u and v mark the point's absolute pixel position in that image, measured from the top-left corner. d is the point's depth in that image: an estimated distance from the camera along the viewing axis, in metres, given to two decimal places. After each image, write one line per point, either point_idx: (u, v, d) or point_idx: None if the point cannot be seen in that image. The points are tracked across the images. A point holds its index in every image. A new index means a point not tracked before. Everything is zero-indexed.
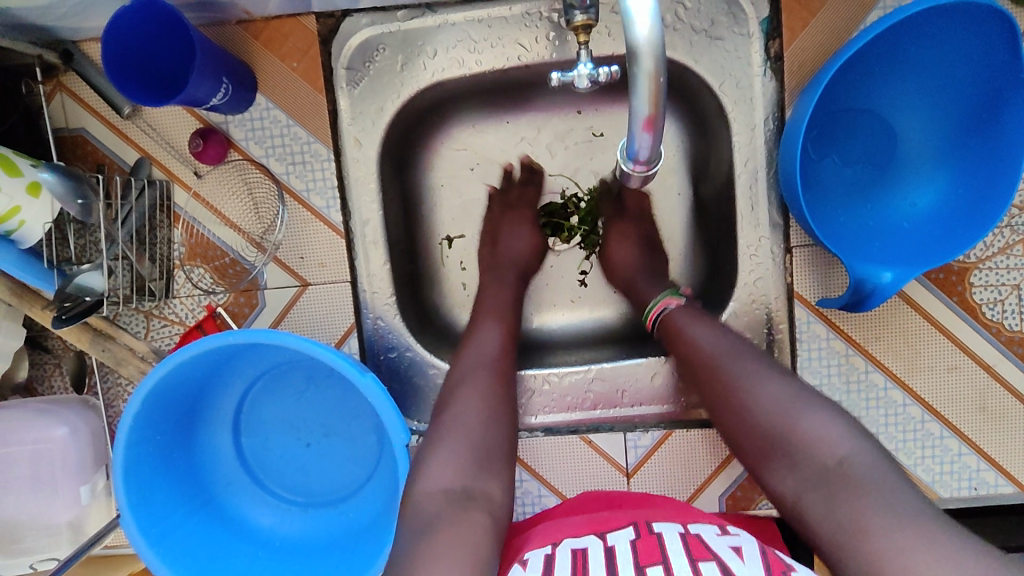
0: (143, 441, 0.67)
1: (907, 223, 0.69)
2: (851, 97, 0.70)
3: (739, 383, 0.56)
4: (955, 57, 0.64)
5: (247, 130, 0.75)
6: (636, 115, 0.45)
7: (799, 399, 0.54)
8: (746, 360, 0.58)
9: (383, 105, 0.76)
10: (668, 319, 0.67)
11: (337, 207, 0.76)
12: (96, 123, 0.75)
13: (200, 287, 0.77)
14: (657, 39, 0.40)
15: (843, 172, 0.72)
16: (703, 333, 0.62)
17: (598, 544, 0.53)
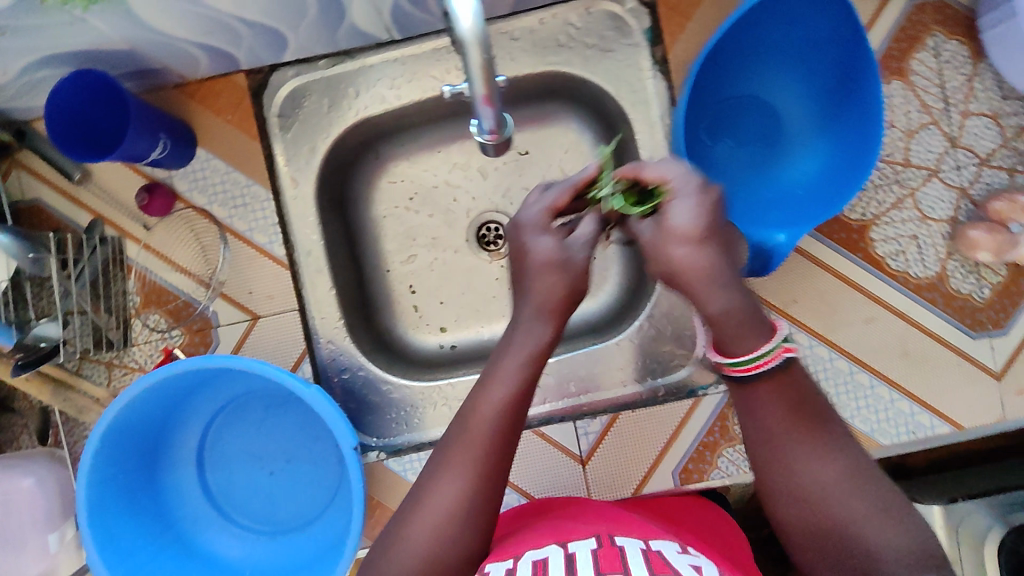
0: (106, 480, 0.70)
1: (799, 190, 0.76)
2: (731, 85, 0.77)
3: (785, 439, 0.50)
4: (811, 37, 0.71)
5: (190, 182, 0.81)
6: (475, 96, 0.53)
7: (832, 462, 0.49)
8: (804, 433, 0.49)
9: (314, 144, 0.82)
10: (759, 386, 0.50)
11: (279, 242, 0.82)
12: (50, 192, 0.81)
13: (156, 332, 0.81)
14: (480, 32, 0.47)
15: (737, 154, 0.79)
16: (791, 392, 0.50)
17: (557, 552, 0.57)
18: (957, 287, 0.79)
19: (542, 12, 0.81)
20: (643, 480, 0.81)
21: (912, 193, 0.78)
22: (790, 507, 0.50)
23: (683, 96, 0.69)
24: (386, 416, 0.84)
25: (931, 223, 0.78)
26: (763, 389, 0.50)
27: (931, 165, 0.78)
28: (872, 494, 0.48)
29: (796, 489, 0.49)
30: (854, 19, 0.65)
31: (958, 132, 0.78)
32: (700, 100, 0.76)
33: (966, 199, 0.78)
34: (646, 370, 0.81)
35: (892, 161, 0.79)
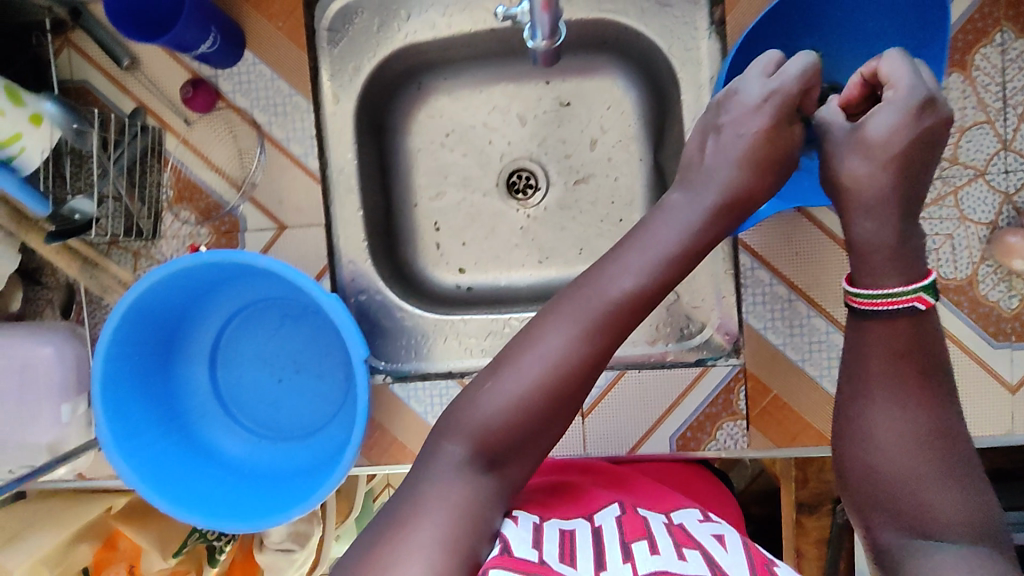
0: (123, 358, 0.72)
1: None
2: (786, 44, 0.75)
3: (882, 406, 0.52)
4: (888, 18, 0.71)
5: (235, 84, 0.82)
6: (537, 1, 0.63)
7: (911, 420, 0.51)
8: (910, 385, 0.52)
9: (360, 64, 0.83)
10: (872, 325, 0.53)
11: (315, 155, 0.83)
12: (98, 76, 0.82)
13: (185, 227, 0.82)
14: None
15: None
16: (885, 345, 0.53)
17: (582, 522, 0.60)
18: (986, 294, 0.77)
19: None
20: (640, 441, 0.82)
21: (955, 191, 0.77)
22: (861, 459, 0.52)
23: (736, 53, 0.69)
24: (396, 341, 0.85)
25: (970, 224, 0.77)
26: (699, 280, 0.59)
27: (979, 165, 0.77)
28: (945, 456, 0.50)
29: (877, 438, 0.52)
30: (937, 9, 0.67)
31: (1011, 135, 0.76)
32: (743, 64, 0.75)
33: (1009, 204, 0.77)
34: (679, 327, 0.82)
35: (940, 156, 0.77)
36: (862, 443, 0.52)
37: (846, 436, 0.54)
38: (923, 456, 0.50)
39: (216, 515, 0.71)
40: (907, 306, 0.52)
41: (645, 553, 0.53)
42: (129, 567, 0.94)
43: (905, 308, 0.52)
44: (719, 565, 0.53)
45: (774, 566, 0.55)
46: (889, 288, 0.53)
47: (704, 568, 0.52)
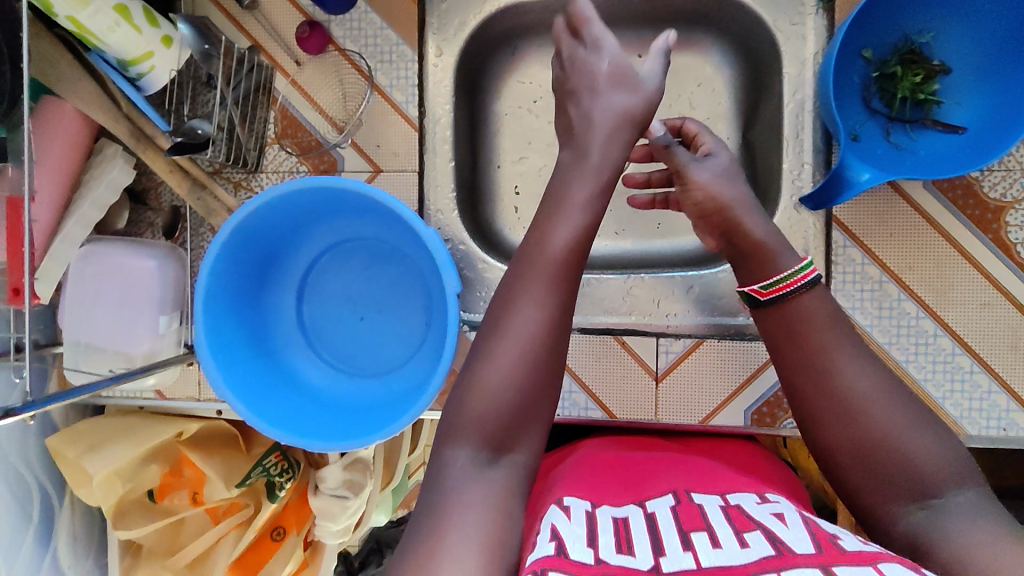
0: (224, 274, 0.75)
1: (924, 149, 0.75)
2: (896, 19, 0.75)
3: (843, 367, 0.55)
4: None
5: (346, 29, 0.85)
6: None
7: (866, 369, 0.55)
8: (850, 342, 0.57)
9: (465, 20, 0.86)
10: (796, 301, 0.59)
11: (414, 103, 0.86)
12: (219, 14, 0.86)
13: (287, 162, 0.86)
14: None
15: (876, 98, 0.77)
16: (822, 314, 0.58)
17: (636, 511, 0.54)
18: None
19: None
20: (716, 410, 0.82)
21: None
22: (841, 424, 0.54)
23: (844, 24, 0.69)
24: (474, 292, 0.87)
25: None
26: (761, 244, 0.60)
27: None
28: (905, 403, 0.54)
29: (843, 401, 0.54)
30: None
31: None
32: (850, 37, 0.75)
33: None
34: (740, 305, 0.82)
35: None
36: (829, 407, 0.55)
37: (821, 405, 0.55)
38: (884, 407, 0.53)
39: (299, 434, 0.73)
40: (808, 280, 0.59)
41: (704, 540, 0.47)
42: (192, 494, 0.95)
43: (802, 286, 0.58)
44: (783, 540, 0.46)
45: (841, 540, 0.47)
46: (782, 273, 0.60)
47: (768, 550, 0.44)
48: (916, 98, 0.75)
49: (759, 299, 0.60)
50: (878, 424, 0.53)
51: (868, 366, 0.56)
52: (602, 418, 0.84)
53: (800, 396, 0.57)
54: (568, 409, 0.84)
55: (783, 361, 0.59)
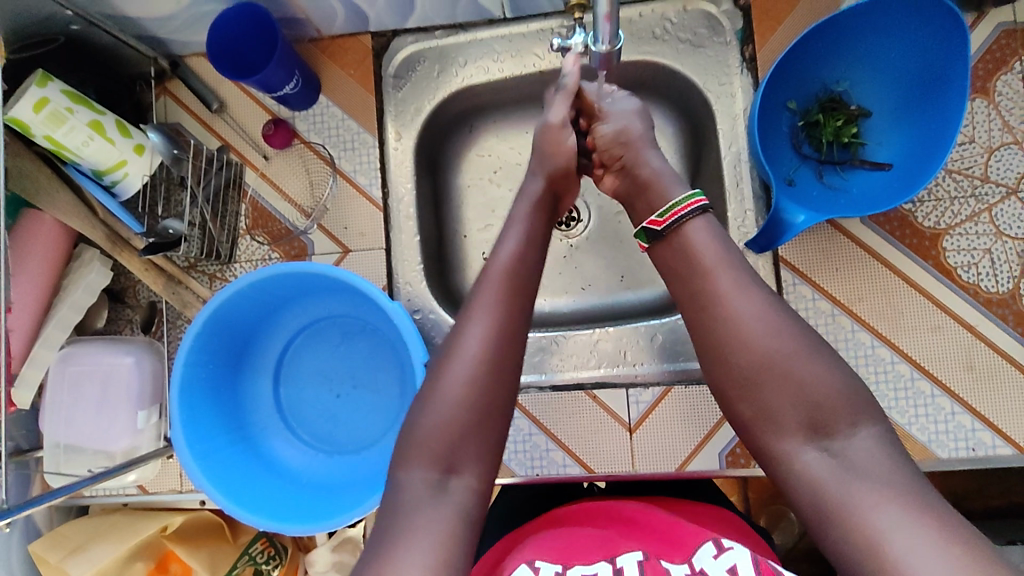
0: (199, 365, 0.77)
1: (856, 187, 0.80)
2: (816, 71, 0.80)
3: (728, 294, 0.56)
4: (914, 42, 0.74)
5: (310, 124, 0.91)
6: (598, 12, 0.55)
7: (768, 323, 0.54)
8: (736, 269, 0.57)
9: (421, 105, 0.91)
10: (683, 232, 0.60)
11: (378, 185, 0.91)
12: (189, 119, 0.92)
13: (259, 251, 0.91)
14: None
15: (806, 144, 0.82)
16: (709, 244, 0.59)
17: (606, 568, 0.49)
18: None
19: (642, 5, 0.86)
20: (690, 456, 0.83)
21: (988, 208, 0.80)
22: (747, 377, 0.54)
23: (763, 80, 0.74)
24: None
25: (1007, 240, 0.80)
26: (675, 248, 0.60)
27: (1010, 183, 0.80)
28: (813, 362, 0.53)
29: (728, 335, 0.54)
30: (959, 26, 0.69)
31: None
32: (776, 89, 0.80)
33: None
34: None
35: (970, 175, 0.81)
36: (715, 334, 0.55)
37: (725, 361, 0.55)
38: (769, 329, 0.54)
39: (278, 517, 0.73)
40: (694, 208, 0.61)
41: None
42: None
43: (690, 212, 0.61)
44: None
45: None
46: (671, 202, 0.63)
47: None
48: (842, 141, 0.80)
49: (657, 229, 0.62)
50: (773, 363, 0.53)
51: (753, 293, 0.55)
52: (581, 474, 0.84)
53: (692, 326, 0.58)
54: (547, 468, 0.85)
55: (675, 292, 0.60)
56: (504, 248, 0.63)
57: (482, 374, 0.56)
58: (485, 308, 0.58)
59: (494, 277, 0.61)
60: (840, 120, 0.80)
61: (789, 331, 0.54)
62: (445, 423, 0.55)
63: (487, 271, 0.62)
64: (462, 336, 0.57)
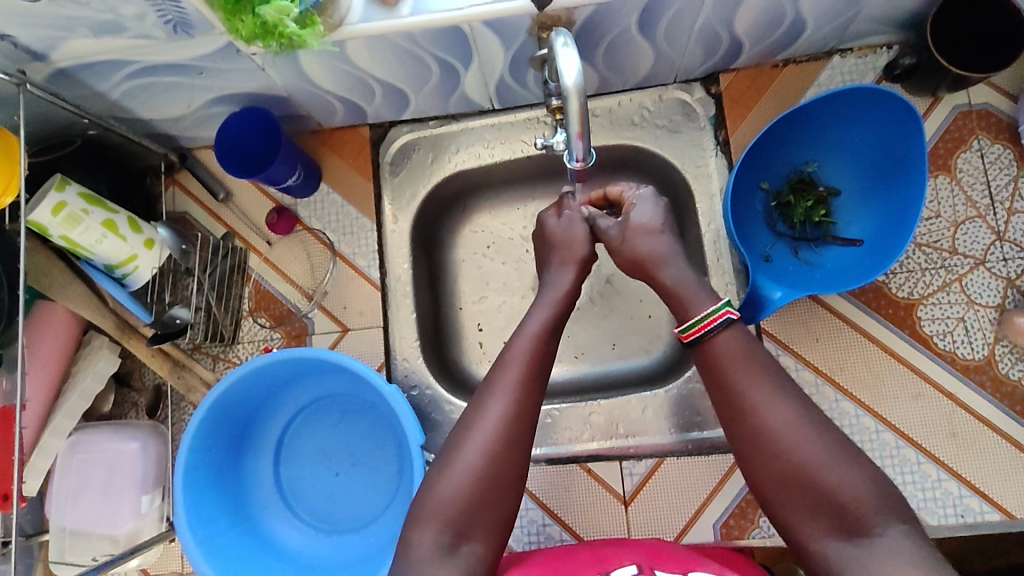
0: (203, 449, 0.79)
1: (830, 263, 0.84)
2: (786, 154, 0.86)
3: (759, 404, 0.57)
4: (875, 128, 0.80)
5: (312, 210, 0.96)
6: (570, 130, 0.60)
7: (800, 424, 0.56)
8: (766, 376, 0.59)
9: (416, 189, 0.97)
10: (708, 344, 0.62)
11: (376, 266, 0.95)
12: (197, 208, 0.97)
13: (261, 332, 0.94)
14: (578, 84, 0.56)
15: (780, 222, 0.86)
16: (735, 354, 0.60)
17: None
18: (1007, 373, 0.82)
19: (621, 95, 0.93)
20: (685, 528, 0.84)
21: (958, 278, 0.84)
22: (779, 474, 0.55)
23: (736, 166, 0.79)
24: (442, 435, 0.91)
25: (978, 307, 0.83)
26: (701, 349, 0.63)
27: (977, 255, 0.84)
28: (847, 460, 0.54)
29: (761, 436, 0.56)
30: (914, 116, 0.74)
31: (1003, 227, 0.84)
32: (750, 171, 0.85)
33: (1012, 288, 0.83)
34: (693, 420, 0.86)
35: (939, 247, 0.85)
36: (749, 440, 0.57)
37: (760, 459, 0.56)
38: (802, 436, 0.55)
39: None
40: (722, 319, 0.62)
41: None
42: None
43: (719, 325, 0.62)
44: None
45: None
46: (696, 316, 0.63)
47: None
48: (813, 220, 0.85)
49: (685, 340, 0.64)
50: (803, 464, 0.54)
51: (781, 394, 0.58)
52: None
53: (725, 425, 0.60)
54: (544, 544, 0.86)
55: (710, 398, 0.62)
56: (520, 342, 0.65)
57: (493, 462, 0.58)
58: (499, 400, 0.60)
59: (513, 361, 0.63)
60: (810, 200, 0.84)
61: (818, 429, 0.55)
62: (449, 497, 0.56)
63: (502, 364, 0.63)
64: (472, 431, 0.59)
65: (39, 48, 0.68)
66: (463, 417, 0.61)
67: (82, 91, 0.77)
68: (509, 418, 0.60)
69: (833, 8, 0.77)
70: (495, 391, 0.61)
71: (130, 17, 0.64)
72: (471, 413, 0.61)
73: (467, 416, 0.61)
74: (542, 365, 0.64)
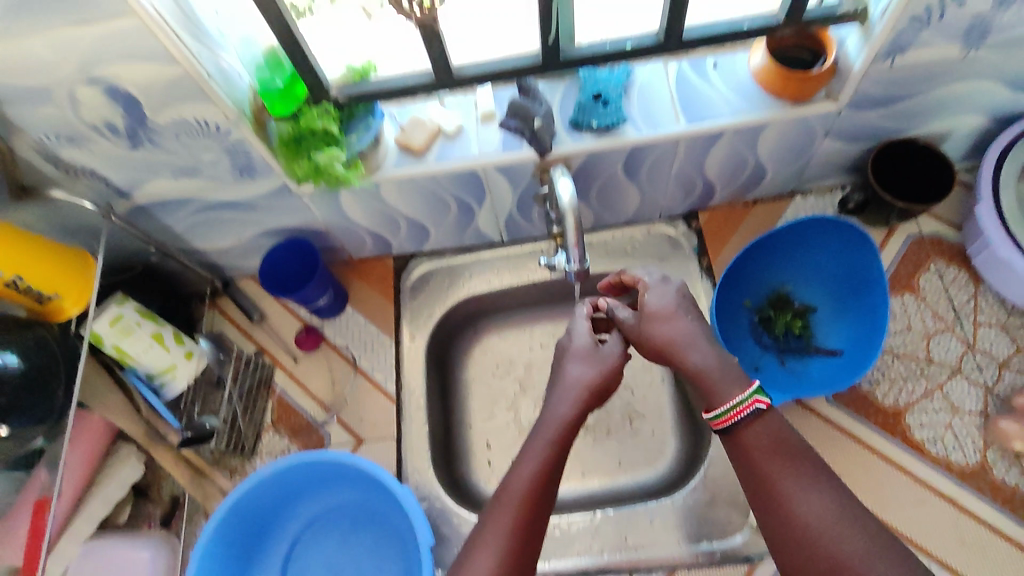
0: (211, 559, 0.80)
1: (815, 371, 0.90)
2: (764, 275, 0.96)
3: (793, 493, 0.57)
4: (835, 252, 0.91)
5: (337, 329, 1.06)
6: (568, 240, 0.71)
7: (841, 520, 0.55)
8: (804, 468, 0.59)
9: (432, 309, 1.05)
10: (742, 437, 0.62)
11: (392, 380, 1.02)
12: (232, 328, 1.07)
13: (280, 444, 0.99)
14: (573, 201, 0.69)
15: (765, 335, 0.94)
16: (773, 446, 0.60)
17: None
18: (1003, 478, 0.84)
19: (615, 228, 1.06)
20: None
21: (939, 385, 0.89)
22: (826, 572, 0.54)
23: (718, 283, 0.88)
24: (451, 548, 0.91)
25: (963, 414, 0.88)
26: (737, 439, 0.62)
27: (953, 364, 0.91)
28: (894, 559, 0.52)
29: (804, 534, 0.55)
30: (866, 240, 0.86)
31: (972, 338, 0.92)
32: (732, 289, 0.95)
33: (991, 394, 0.89)
34: (701, 530, 0.88)
35: (916, 357, 0.91)
36: (788, 533, 0.56)
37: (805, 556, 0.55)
38: (844, 527, 0.55)
39: None
40: (752, 410, 0.61)
41: None
42: None
43: (750, 414, 0.61)
44: None
45: None
46: (726, 405, 0.62)
47: None
48: (795, 332, 0.93)
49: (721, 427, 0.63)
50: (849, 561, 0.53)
51: (820, 490, 0.57)
52: None
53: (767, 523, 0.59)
54: None
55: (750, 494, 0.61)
56: (524, 468, 0.64)
57: None
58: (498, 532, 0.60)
59: (509, 499, 0.62)
60: (786, 314, 0.94)
61: (860, 524, 0.54)
62: None
63: (502, 494, 0.63)
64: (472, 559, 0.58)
65: (127, 188, 0.82)
66: (466, 546, 0.61)
67: (152, 223, 0.91)
68: (503, 563, 0.58)
69: (788, 155, 0.93)
70: (492, 522, 0.61)
71: (207, 162, 0.79)
72: (464, 557, 0.60)
73: (466, 548, 0.60)
74: (547, 493, 0.63)
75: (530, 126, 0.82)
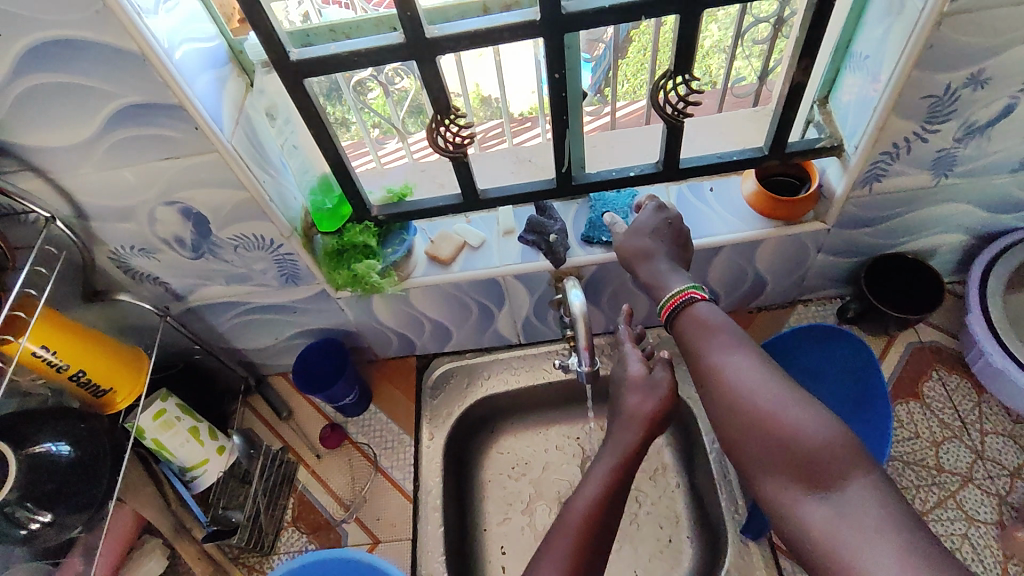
0: None
1: None
2: None
3: (716, 355, 0.67)
4: (843, 362, 0.94)
5: (360, 427, 1.11)
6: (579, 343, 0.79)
7: (759, 377, 0.63)
8: (724, 340, 0.68)
9: (451, 409, 1.08)
10: (682, 317, 0.72)
11: (410, 479, 1.05)
12: (260, 424, 1.12)
13: (297, 543, 1.02)
14: (584, 307, 0.76)
15: None
16: (706, 325, 0.70)
17: None
18: None
19: None
20: None
21: (951, 494, 0.90)
22: (746, 424, 0.62)
23: None
24: None
25: (978, 524, 0.88)
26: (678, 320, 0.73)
27: (963, 472, 0.92)
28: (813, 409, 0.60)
29: (728, 387, 0.64)
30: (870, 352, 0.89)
31: (980, 446, 0.94)
32: None
33: (1005, 504, 0.89)
34: None
35: (926, 465, 0.93)
36: (716, 394, 0.65)
37: (729, 411, 0.63)
38: (761, 391, 0.62)
39: None
40: (685, 300, 0.73)
41: None
42: None
43: (686, 300, 0.73)
44: None
45: None
46: (668, 296, 0.74)
47: None
48: None
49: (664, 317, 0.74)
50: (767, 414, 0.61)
51: (744, 359, 0.65)
52: None
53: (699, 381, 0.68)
54: None
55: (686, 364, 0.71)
56: (583, 495, 0.75)
57: None
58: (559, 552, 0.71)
59: (569, 521, 0.73)
60: None
61: (777, 379, 0.63)
62: None
63: (564, 518, 0.74)
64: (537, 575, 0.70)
65: (183, 292, 0.92)
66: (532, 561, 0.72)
67: (200, 323, 0.99)
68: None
69: (785, 266, 1.00)
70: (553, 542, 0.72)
71: (257, 271, 0.89)
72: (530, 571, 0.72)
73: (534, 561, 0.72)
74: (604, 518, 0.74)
75: (546, 240, 0.91)
